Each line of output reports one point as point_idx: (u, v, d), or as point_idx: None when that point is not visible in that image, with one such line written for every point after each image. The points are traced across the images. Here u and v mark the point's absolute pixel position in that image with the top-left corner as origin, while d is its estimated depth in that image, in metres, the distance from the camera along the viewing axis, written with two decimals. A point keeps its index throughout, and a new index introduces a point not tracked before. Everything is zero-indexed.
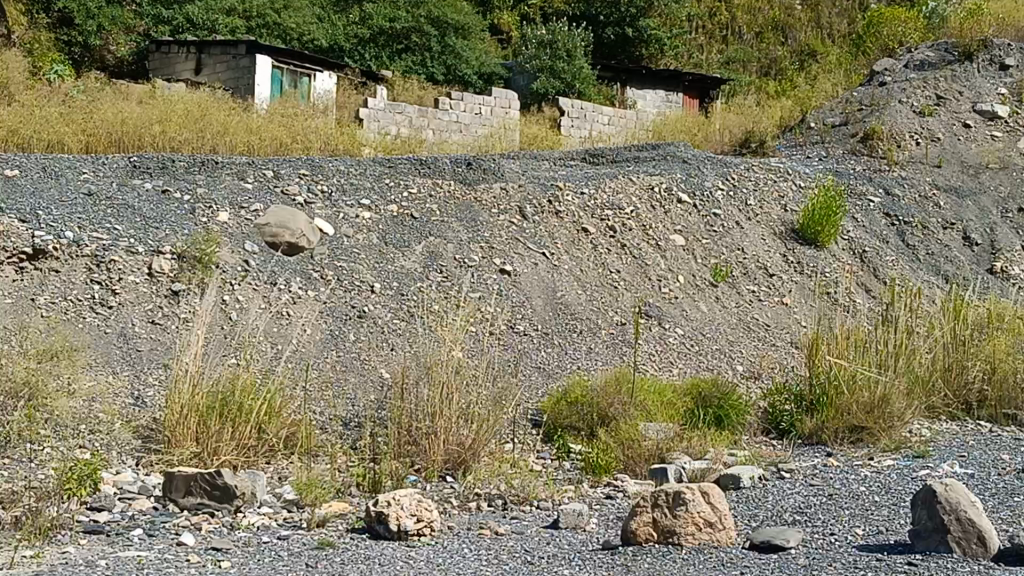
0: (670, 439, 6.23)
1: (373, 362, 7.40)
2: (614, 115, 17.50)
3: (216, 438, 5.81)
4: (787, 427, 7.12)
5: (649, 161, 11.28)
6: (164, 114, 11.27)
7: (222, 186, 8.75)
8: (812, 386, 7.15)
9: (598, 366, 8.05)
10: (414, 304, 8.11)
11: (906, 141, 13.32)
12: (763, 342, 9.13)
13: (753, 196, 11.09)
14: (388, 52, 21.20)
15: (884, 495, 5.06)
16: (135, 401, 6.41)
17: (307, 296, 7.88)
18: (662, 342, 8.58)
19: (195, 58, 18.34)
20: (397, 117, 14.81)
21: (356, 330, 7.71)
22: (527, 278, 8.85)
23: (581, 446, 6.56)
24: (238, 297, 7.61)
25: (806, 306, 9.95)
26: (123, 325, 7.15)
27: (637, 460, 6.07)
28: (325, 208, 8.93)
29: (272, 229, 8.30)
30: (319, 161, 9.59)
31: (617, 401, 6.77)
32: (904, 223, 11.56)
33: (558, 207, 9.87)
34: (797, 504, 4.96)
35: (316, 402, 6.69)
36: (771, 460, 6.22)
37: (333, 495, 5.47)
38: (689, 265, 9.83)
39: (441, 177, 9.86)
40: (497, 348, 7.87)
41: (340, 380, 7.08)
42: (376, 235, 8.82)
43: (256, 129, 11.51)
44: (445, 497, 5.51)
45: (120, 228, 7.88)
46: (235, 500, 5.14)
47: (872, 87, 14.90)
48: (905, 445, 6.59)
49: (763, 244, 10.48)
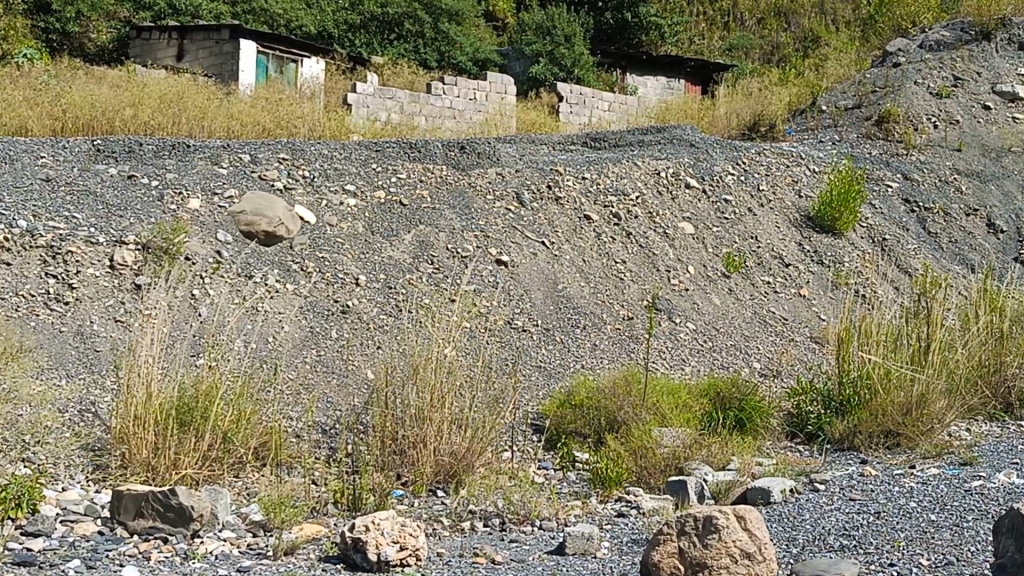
0: (688, 446, 5.56)
1: (356, 361, 6.73)
2: (615, 101, 16.81)
3: (177, 450, 5.15)
4: (815, 431, 6.48)
5: (654, 144, 10.61)
6: (137, 98, 10.59)
7: (195, 171, 8.07)
8: (841, 386, 6.50)
9: (604, 365, 7.38)
10: (403, 297, 7.44)
11: (924, 124, 12.65)
12: (780, 336, 8.45)
13: (765, 181, 10.43)
14: (379, 40, 20.63)
15: (939, 513, 4.40)
16: (89, 409, 5.74)
17: (285, 289, 7.22)
18: (673, 338, 7.92)
19: (177, 45, 17.67)
20: (387, 103, 14.12)
21: (338, 327, 7.04)
22: (526, 269, 8.18)
23: (587, 454, 5.92)
24: (209, 292, 6.93)
25: (824, 297, 9.27)
26: (80, 323, 6.48)
27: (651, 470, 5.40)
28: (306, 194, 8.25)
29: (246, 217, 7.64)
30: (300, 145, 8.91)
31: (627, 404, 6.13)
32: (925, 209, 10.89)
33: (558, 193, 9.22)
34: (840, 524, 4.29)
35: (293, 407, 6.03)
36: (801, 470, 5.55)
37: (306, 516, 4.82)
38: (699, 255, 9.15)
39: (432, 162, 9.18)
40: (492, 345, 7.22)
41: (320, 383, 6.42)
42: (361, 224, 8.13)
43: (237, 114, 10.91)
44: (436, 517, 4.86)
45: (80, 217, 7.20)
46: (191, 523, 4.44)
47: (886, 68, 14.23)
48: (948, 450, 5.92)
49: (778, 232, 9.81)
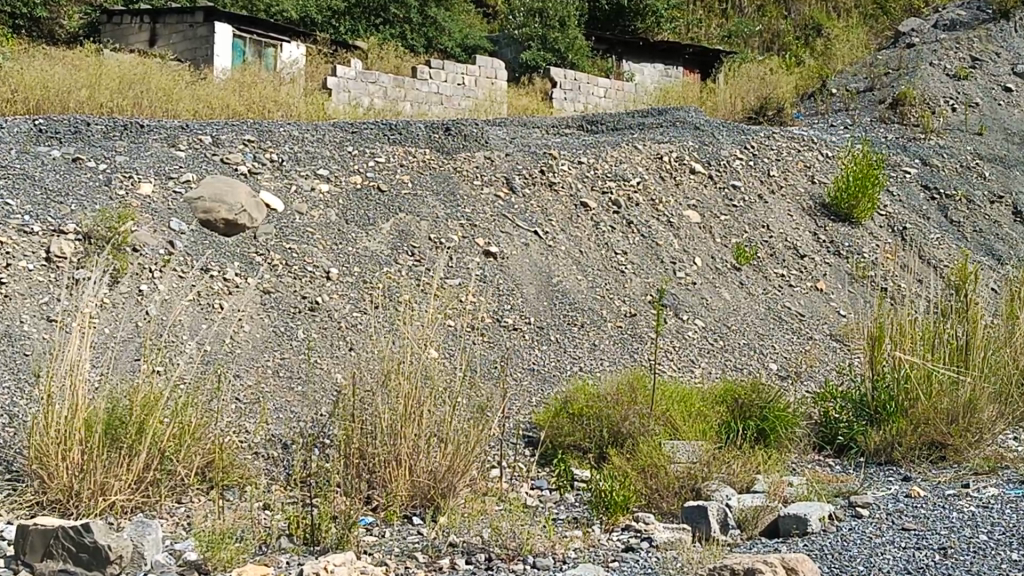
0: (705, 463, 4.77)
1: (325, 364, 5.93)
2: (611, 87, 16.03)
3: (105, 471, 4.38)
4: (846, 442, 5.67)
5: (656, 128, 9.82)
6: (93, 78, 9.79)
7: (148, 153, 7.26)
8: (875, 391, 5.72)
9: (605, 368, 6.60)
10: (379, 291, 6.64)
11: (942, 107, 11.88)
12: (797, 334, 7.67)
13: (776, 166, 9.65)
14: (364, 25, 19.80)
15: (1021, 550, 3.65)
16: (7, 423, 4.94)
17: (246, 284, 6.43)
18: (681, 336, 7.14)
19: (149, 29, 16.87)
20: (370, 87, 13.32)
21: (306, 326, 6.24)
22: (517, 261, 7.39)
23: (588, 472, 5.13)
24: (159, 286, 6.14)
25: (844, 290, 8.49)
26: (8, 322, 5.66)
27: (663, 492, 4.60)
28: (274, 179, 7.45)
29: (204, 204, 6.84)
30: (268, 125, 8.09)
31: (633, 413, 5.34)
32: (946, 196, 10.11)
33: (551, 178, 8.43)
34: (900, 565, 3.54)
35: (247, 420, 5.24)
36: (837, 489, 4.78)
37: (252, 553, 4.03)
38: (706, 245, 8.37)
39: (414, 145, 8.39)
40: (479, 348, 6.45)
41: (281, 392, 5.62)
42: (335, 212, 7.33)
43: (204, 98, 10.11)
44: (410, 553, 4.10)
45: (14, 204, 6.40)
46: (108, 567, 3.65)
47: (898, 51, 13.50)
48: (1002, 464, 5.14)
49: (791, 221, 9.03)
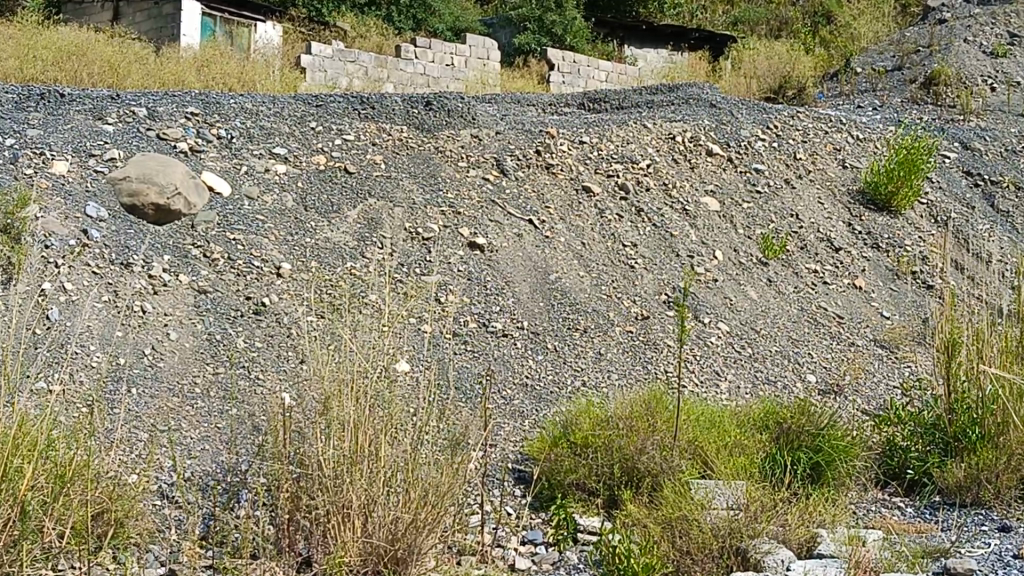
0: (750, 510, 3.61)
1: (268, 379, 4.78)
2: (613, 71, 14.86)
3: None
4: (917, 478, 4.52)
5: (667, 106, 8.67)
6: (26, 48, 8.73)
7: (69, 128, 6.14)
8: (952, 414, 4.56)
9: (613, 383, 5.45)
10: (340, 289, 5.48)
11: (980, 86, 10.78)
12: (836, 340, 6.52)
13: (803, 148, 8.51)
14: (348, 6, 18.72)
15: None
16: None
17: (177, 283, 5.28)
18: (703, 344, 6.00)
19: (113, 7, 15.99)
20: (349, 67, 12.19)
21: (247, 333, 5.09)
22: (507, 254, 6.25)
23: (595, 521, 3.99)
24: (66, 285, 4.99)
25: (886, 287, 7.33)
26: None
27: (695, 554, 3.46)
28: (221, 157, 6.32)
29: (131, 185, 5.71)
30: (217, 97, 6.95)
31: (652, 443, 4.21)
32: (992, 181, 8.96)
33: (549, 159, 7.30)
34: None
35: (157, 457, 4.09)
36: (925, 546, 3.63)
37: None
38: (727, 237, 7.22)
39: (389, 121, 7.25)
40: (459, 360, 5.31)
41: (206, 416, 4.47)
42: (292, 197, 6.19)
43: (157, 72, 9.03)
44: None
45: None
46: None
47: (929, 27, 12.45)
48: None
49: (822, 210, 7.89)
